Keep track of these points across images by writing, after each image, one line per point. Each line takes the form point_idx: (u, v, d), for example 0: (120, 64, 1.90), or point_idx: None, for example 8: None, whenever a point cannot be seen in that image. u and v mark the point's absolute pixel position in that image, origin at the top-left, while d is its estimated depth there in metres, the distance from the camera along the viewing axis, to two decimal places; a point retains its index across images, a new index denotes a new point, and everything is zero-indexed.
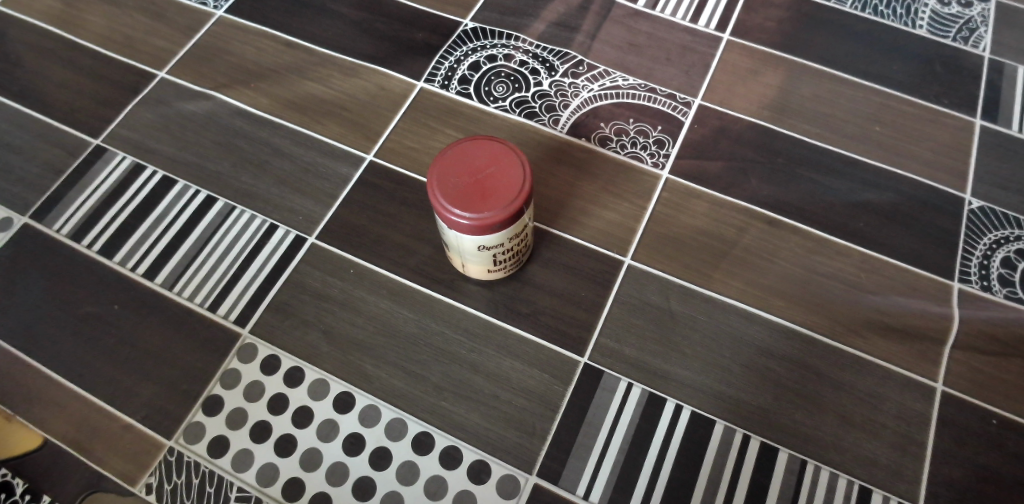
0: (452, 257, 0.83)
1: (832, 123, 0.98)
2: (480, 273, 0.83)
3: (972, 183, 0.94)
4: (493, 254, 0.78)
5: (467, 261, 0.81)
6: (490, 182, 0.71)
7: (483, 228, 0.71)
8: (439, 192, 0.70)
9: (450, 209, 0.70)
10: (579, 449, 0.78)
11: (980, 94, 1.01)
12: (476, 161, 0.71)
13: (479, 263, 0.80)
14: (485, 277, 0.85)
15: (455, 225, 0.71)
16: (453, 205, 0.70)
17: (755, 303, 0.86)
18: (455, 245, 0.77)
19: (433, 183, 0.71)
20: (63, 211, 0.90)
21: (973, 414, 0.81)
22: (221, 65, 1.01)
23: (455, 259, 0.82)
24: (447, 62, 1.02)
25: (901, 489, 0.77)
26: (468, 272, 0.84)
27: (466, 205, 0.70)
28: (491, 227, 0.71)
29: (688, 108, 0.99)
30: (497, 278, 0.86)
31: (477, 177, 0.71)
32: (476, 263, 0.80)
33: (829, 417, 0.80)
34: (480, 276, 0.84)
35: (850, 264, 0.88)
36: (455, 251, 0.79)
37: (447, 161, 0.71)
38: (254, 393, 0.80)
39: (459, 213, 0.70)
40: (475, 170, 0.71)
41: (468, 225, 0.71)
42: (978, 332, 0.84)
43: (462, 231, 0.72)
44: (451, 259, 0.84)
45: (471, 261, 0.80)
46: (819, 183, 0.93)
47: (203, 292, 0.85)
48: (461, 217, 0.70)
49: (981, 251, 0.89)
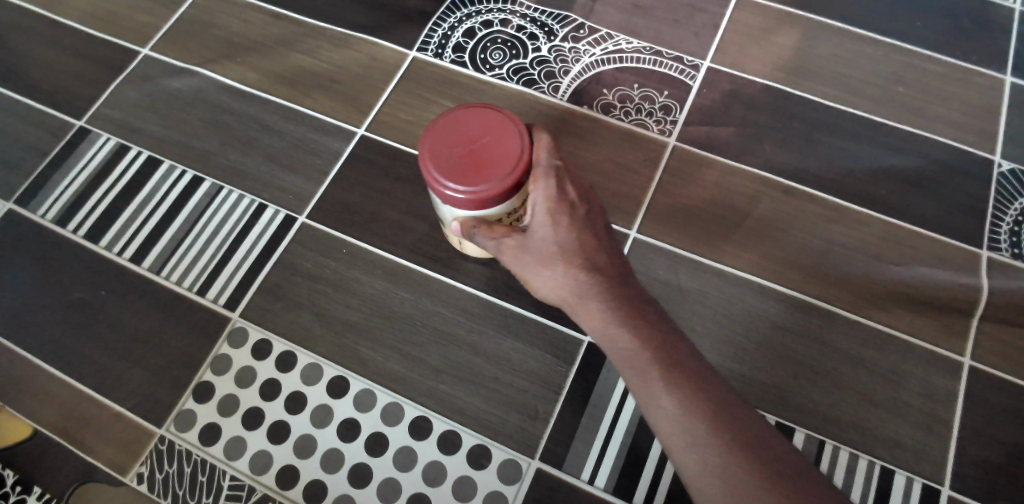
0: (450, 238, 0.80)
1: (850, 84, 0.92)
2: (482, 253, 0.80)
3: (1003, 144, 0.88)
4: None
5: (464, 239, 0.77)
6: (485, 152, 0.66)
7: (476, 204, 0.67)
8: (430, 160, 0.66)
9: (442, 180, 0.66)
10: (583, 432, 0.75)
11: (1011, 49, 0.94)
12: (469, 130, 0.67)
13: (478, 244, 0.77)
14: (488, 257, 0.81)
15: (448, 196, 0.67)
16: (445, 175, 0.66)
17: (768, 276, 0.81)
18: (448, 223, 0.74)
19: (425, 149, 0.67)
20: (47, 195, 0.88)
21: (1003, 389, 0.76)
22: (205, 39, 0.97)
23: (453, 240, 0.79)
24: (441, 29, 0.97)
25: (925, 470, 0.73)
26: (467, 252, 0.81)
27: (459, 175, 0.66)
28: (485, 202, 0.67)
29: (696, 71, 0.93)
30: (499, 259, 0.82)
31: (471, 148, 0.67)
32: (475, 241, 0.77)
33: (848, 395, 0.76)
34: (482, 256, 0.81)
35: (870, 233, 0.83)
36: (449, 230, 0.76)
37: (439, 131, 0.67)
38: (245, 379, 0.78)
39: (450, 185, 0.66)
40: (471, 139, 0.67)
41: (460, 201, 0.67)
42: (1008, 303, 0.79)
43: (458, 207, 0.68)
44: (449, 240, 0.81)
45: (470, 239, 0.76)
46: (836, 147, 0.88)
47: (192, 275, 0.83)
48: (452, 187, 0.66)
49: (1012, 216, 0.84)
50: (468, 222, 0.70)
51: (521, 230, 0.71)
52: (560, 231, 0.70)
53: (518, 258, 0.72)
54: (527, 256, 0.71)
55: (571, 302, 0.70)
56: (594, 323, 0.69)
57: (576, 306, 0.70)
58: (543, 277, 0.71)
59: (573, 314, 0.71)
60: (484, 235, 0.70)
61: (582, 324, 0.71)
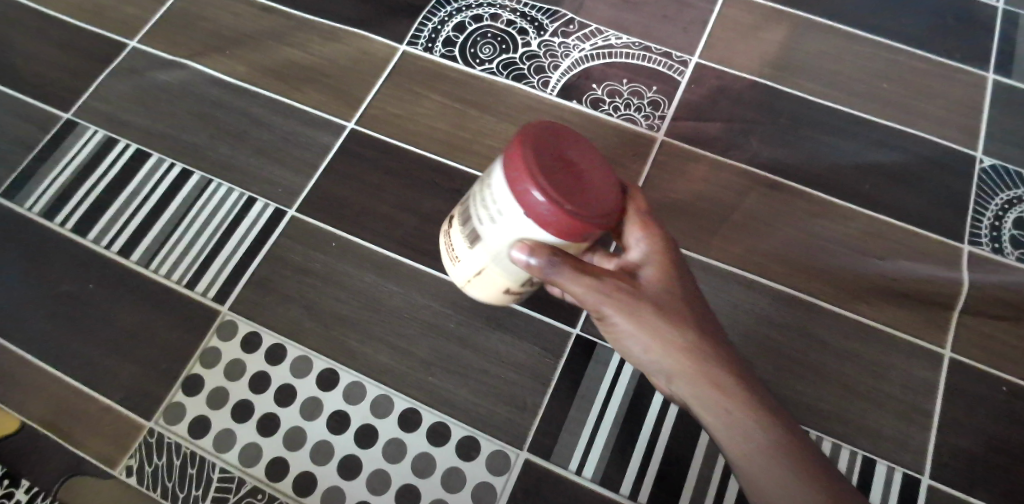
0: (462, 269, 0.65)
1: (835, 80, 0.93)
2: (496, 294, 0.66)
3: (985, 140, 0.90)
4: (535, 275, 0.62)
5: (490, 273, 0.63)
6: (591, 175, 0.55)
7: (560, 229, 0.54)
8: (527, 159, 0.54)
9: (535, 185, 0.53)
10: (571, 423, 0.76)
11: (994, 46, 0.96)
12: (574, 147, 0.56)
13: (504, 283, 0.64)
14: (495, 302, 0.68)
15: (531, 203, 0.54)
16: (541, 182, 0.53)
17: (754, 270, 0.82)
18: (490, 243, 0.59)
19: (520, 145, 0.54)
20: (34, 188, 0.87)
21: (982, 381, 0.78)
22: (194, 32, 0.97)
23: (468, 271, 0.64)
24: (431, 23, 0.97)
25: (906, 459, 0.75)
26: (473, 290, 0.67)
27: (555, 189, 0.53)
28: (569, 231, 0.54)
29: (684, 67, 0.94)
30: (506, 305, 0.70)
31: (577, 166, 0.55)
32: (500, 277, 0.63)
33: (831, 386, 0.77)
34: (490, 298, 0.68)
35: (854, 227, 0.85)
36: (479, 255, 0.61)
37: (541, 137, 0.55)
38: (235, 372, 0.78)
39: (544, 196, 0.53)
40: (575, 161, 0.56)
41: (545, 217, 0.54)
42: (988, 296, 0.81)
43: (536, 228, 0.55)
44: (458, 271, 0.66)
45: (500, 274, 0.62)
46: (821, 143, 0.89)
47: (181, 268, 0.82)
48: (544, 198, 0.53)
49: (993, 211, 0.86)
50: (549, 248, 0.56)
51: (630, 277, 0.62)
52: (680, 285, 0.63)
53: (633, 320, 0.61)
54: (636, 307, 0.61)
55: (687, 361, 0.62)
56: (718, 386, 0.62)
57: (697, 368, 0.62)
58: (655, 332, 0.61)
59: (683, 375, 0.62)
60: (578, 275, 0.57)
61: (693, 386, 0.62)
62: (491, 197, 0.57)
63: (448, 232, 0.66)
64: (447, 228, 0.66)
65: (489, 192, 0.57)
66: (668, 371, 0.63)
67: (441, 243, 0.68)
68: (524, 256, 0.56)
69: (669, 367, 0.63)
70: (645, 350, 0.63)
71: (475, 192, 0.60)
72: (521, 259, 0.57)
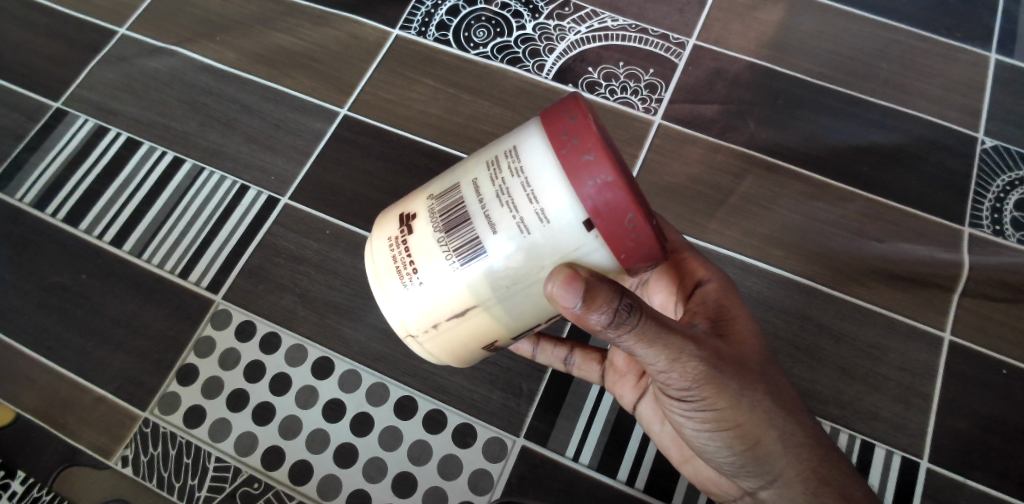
0: (418, 300, 0.53)
1: (834, 61, 0.92)
2: (455, 344, 0.55)
3: (986, 121, 0.88)
4: (528, 326, 0.54)
5: (474, 313, 0.52)
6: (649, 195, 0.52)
7: (630, 251, 0.48)
8: (605, 152, 0.47)
9: (615, 181, 0.47)
10: (568, 409, 0.75)
11: (996, 26, 0.94)
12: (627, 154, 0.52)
13: (483, 325, 0.53)
14: (443, 357, 0.57)
15: (602, 203, 0.47)
16: (620, 177, 0.47)
17: (752, 254, 0.81)
18: (501, 256, 0.49)
19: (585, 127, 0.48)
20: (24, 178, 0.86)
21: (981, 363, 0.77)
22: (182, 18, 0.96)
23: (429, 302, 0.53)
24: (424, 7, 0.95)
25: (904, 442, 0.74)
26: (425, 339, 0.55)
27: (634, 197, 0.48)
28: (638, 255, 0.49)
29: (682, 49, 0.92)
30: (456, 364, 0.58)
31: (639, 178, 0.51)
32: (482, 323, 0.53)
33: (829, 370, 0.77)
34: (439, 350, 0.56)
35: (853, 209, 0.84)
36: (465, 275, 0.51)
37: (607, 132, 0.49)
38: (228, 361, 0.78)
39: (625, 201, 0.47)
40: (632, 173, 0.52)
41: (617, 228, 0.48)
42: (988, 279, 0.80)
43: (605, 243, 0.48)
44: (409, 303, 0.53)
45: (492, 317, 0.53)
46: (820, 125, 0.88)
47: (174, 258, 0.82)
48: (629, 204, 0.47)
49: (995, 193, 0.84)
50: (612, 287, 0.48)
51: (721, 348, 0.54)
52: (759, 346, 0.58)
53: (730, 402, 0.53)
54: (742, 389, 0.53)
55: (796, 463, 0.55)
56: (835, 493, 0.54)
57: (809, 473, 0.55)
58: (761, 425, 0.54)
59: (789, 480, 0.55)
60: (660, 339, 0.51)
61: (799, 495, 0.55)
62: (526, 191, 0.48)
63: (398, 246, 0.53)
64: (395, 242, 0.54)
65: (518, 183, 0.49)
66: (767, 472, 0.55)
67: (375, 268, 0.55)
68: (573, 294, 0.47)
69: (771, 469, 0.55)
70: (738, 447, 0.54)
71: (472, 185, 0.51)
72: (569, 292, 0.47)
